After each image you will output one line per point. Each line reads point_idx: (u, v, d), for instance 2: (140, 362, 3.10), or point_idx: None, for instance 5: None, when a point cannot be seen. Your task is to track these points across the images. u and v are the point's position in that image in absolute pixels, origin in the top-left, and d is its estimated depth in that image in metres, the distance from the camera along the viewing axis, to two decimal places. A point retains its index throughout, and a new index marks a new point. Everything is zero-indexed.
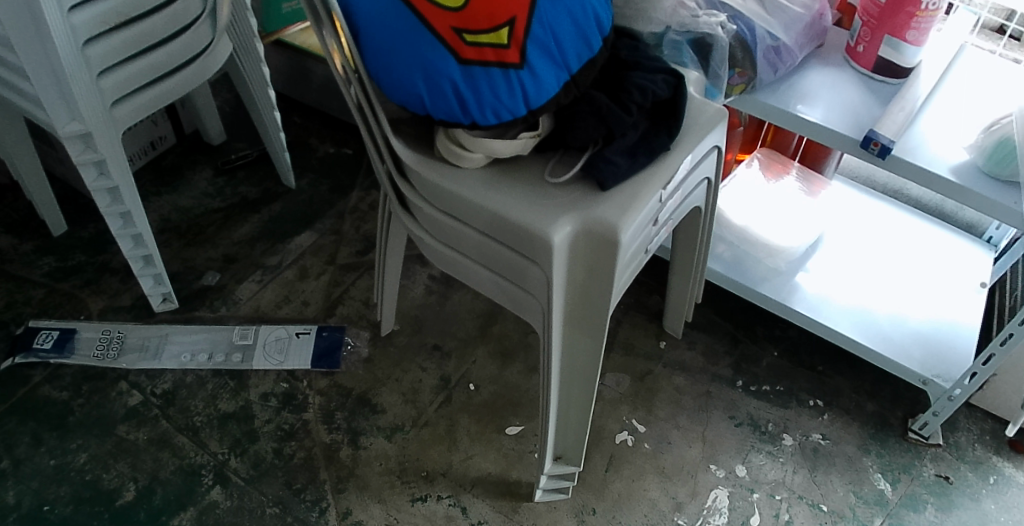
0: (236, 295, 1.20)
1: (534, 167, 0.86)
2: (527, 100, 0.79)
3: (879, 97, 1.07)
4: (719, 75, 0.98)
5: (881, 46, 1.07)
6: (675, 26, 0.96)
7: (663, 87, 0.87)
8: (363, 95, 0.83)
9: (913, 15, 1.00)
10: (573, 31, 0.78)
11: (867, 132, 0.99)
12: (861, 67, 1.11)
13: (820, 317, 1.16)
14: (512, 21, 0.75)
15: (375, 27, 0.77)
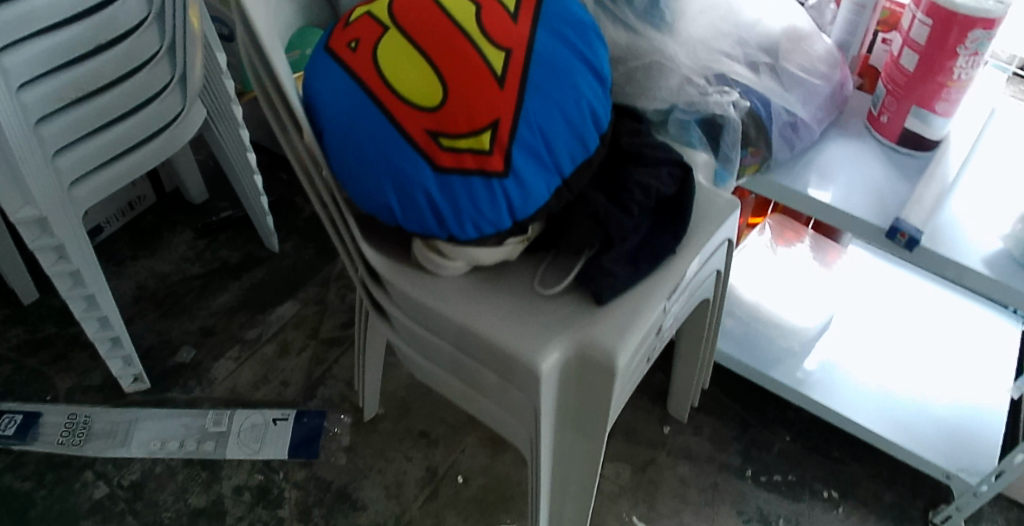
0: (211, 374, 1.13)
1: (523, 273, 0.77)
2: (513, 212, 0.69)
3: (904, 174, 0.98)
4: (730, 159, 0.89)
5: (908, 117, 0.97)
6: (682, 105, 0.87)
7: (669, 182, 0.79)
8: (330, 199, 0.74)
9: (944, 85, 0.92)
10: (565, 133, 0.70)
11: (894, 220, 0.90)
12: (884, 137, 1.02)
13: (834, 405, 1.07)
14: (495, 124, 0.66)
15: (342, 128, 0.69)
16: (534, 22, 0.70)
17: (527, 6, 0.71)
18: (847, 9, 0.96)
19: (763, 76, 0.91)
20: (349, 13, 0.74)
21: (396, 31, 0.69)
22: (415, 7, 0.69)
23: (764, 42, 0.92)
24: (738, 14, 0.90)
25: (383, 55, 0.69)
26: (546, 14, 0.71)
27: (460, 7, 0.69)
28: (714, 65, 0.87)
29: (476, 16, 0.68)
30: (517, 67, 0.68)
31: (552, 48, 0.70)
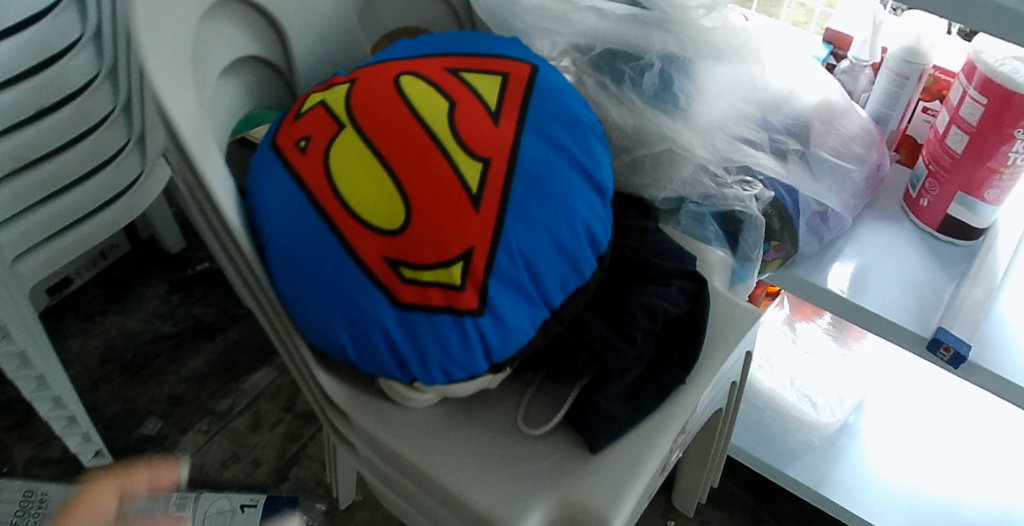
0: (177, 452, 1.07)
1: (506, 403, 0.67)
2: (490, 354, 0.58)
3: (950, 277, 0.89)
4: (749, 259, 0.80)
5: (952, 202, 0.88)
6: (696, 197, 0.78)
7: (679, 300, 0.69)
8: (274, 318, 0.63)
9: (996, 171, 0.81)
10: (555, 260, 0.58)
11: (937, 331, 0.81)
12: (924, 223, 0.93)
13: (852, 506, 0.98)
14: (467, 254, 0.55)
15: (287, 247, 0.59)
16: (519, 122, 0.59)
17: (512, 102, 0.59)
18: (886, 78, 0.88)
19: (792, 166, 0.80)
20: (303, 101, 0.64)
21: (353, 132, 0.59)
22: (378, 103, 0.59)
23: (794, 125, 0.80)
24: (769, 93, 0.78)
25: (338, 161, 0.58)
26: (534, 110, 0.59)
27: (429, 106, 0.58)
28: (738, 157, 0.74)
29: (449, 117, 0.57)
30: (498, 180, 0.56)
31: (540, 154, 0.58)
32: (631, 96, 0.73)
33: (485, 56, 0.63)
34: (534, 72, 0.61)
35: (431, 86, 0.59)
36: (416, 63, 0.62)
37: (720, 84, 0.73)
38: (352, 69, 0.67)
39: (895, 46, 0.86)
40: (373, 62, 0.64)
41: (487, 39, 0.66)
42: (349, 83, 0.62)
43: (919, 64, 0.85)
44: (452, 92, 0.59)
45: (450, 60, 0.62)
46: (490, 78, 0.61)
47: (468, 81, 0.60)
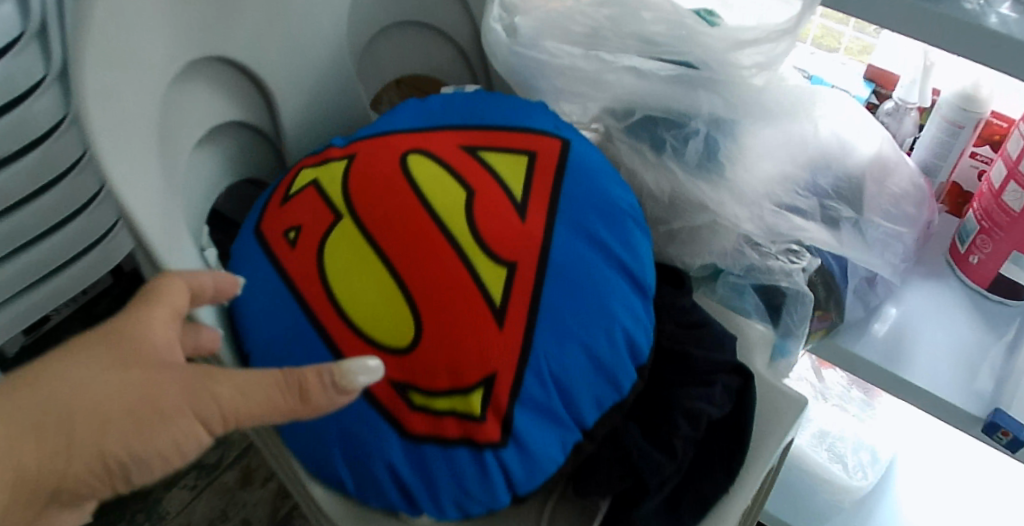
0: (163, 507, 1.09)
1: (525, 517, 0.60)
2: (513, 486, 0.50)
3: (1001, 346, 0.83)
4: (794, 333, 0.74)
5: (1004, 262, 0.80)
6: (737, 268, 0.71)
7: (724, 401, 0.62)
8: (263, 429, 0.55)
9: None
10: (591, 379, 0.50)
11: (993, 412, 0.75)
12: (972, 281, 0.86)
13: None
14: (489, 379, 0.47)
15: (276, 359, 0.50)
16: (549, 215, 0.50)
17: (541, 190, 0.50)
18: (938, 125, 0.81)
19: (845, 235, 0.72)
20: (293, 177, 0.55)
21: (353, 226, 0.50)
22: (381, 191, 0.50)
23: (844, 186, 0.73)
24: (817, 152, 0.70)
25: (334, 260, 0.49)
26: (566, 200, 0.51)
27: (443, 196, 0.49)
28: (791, 231, 0.67)
29: (467, 211, 0.49)
30: (525, 289, 0.48)
31: (574, 255, 0.49)
32: (673, 168, 0.64)
33: (505, 128, 0.54)
34: (565, 151, 0.53)
35: (444, 171, 0.50)
36: (425, 138, 0.53)
37: (767, 152, 0.65)
38: (350, 135, 0.58)
39: (947, 91, 0.80)
40: (375, 133, 0.55)
41: (507, 103, 0.57)
42: (346, 161, 0.53)
43: (975, 113, 0.78)
44: (469, 178, 0.50)
45: (466, 134, 0.53)
46: (514, 159, 0.52)
47: (489, 163, 0.51)
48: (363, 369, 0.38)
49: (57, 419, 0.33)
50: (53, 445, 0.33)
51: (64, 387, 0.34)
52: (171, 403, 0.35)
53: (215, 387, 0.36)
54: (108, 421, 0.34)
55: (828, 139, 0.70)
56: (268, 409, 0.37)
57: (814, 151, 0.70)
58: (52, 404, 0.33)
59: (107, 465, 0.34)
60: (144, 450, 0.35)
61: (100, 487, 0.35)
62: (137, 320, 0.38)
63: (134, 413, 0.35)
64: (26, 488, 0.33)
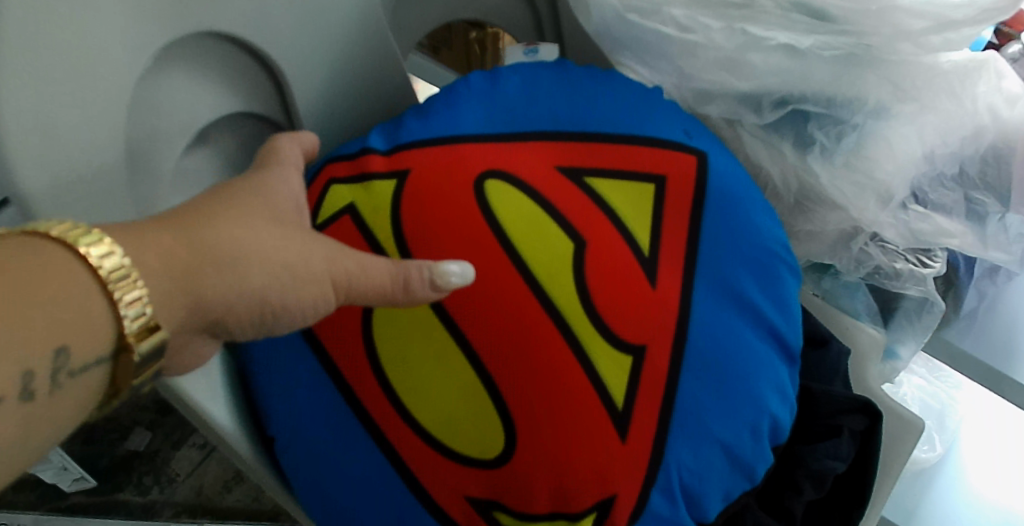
0: (171, 468, 0.98)
1: None
2: None
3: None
4: (905, 341, 0.64)
5: None
6: (845, 268, 0.59)
7: (852, 453, 0.51)
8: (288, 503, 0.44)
9: None
10: (724, 481, 0.38)
11: None
12: None
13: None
14: (605, 503, 0.35)
15: (314, 454, 0.39)
16: (686, 276, 0.38)
17: (675, 237, 0.38)
18: None
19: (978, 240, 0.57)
20: (319, 197, 0.41)
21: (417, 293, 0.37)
22: (453, 235, 0.37)
23: (991, 170, 0.56)
24: (966, 133, 0.54)
25: (390, 335, 0.37)
26: (706, 250, 0.38)
27: (543, 256, 0.36)
28: (927, 239, 0.54)
29: (580, 275, 0.36)
30: (654, 385, 0.36)
31: (718, 327, 0.37)
32: (817, 167, 0.49)
33: (617, 140, 0.41)
34: (704, 175, 0.40)
35: (542, 210, 0.38)
36: (508, 153, 0.40)
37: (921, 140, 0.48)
38: (386, 130, 0.44)
39: None
40: (430, 139, 0.41)
41: (606, 98, 0.43)
42: (396, 180, 0.40)
43: None
44: (578, 223, 0.37)
45: (557, 150, 0.40)
46: (633, 187, 0.39)
47: (601, 196, 0.39)
48: (458, 269, 0.35)
49: (221, 257, 0.32)
50: (222, 278, 0.32)
51: (230, 231, 0.33)
52: (315, 262, 0.35)
53: (354, 258, 0.36)
54: (265, 265, 0.34)
55: (983, 118, 0.54)
56: (380, 299, 0.35)
57: (964, 131, 0.54)
58: (212, 243, 0.32)
59: (263, 310, 0.34)
60: (288, 301, 0.34)
61: (248, 330, 0.35)
62: (276, 180, 0.38)
63: (290, 263, 0.34)
64: (184, 273, 0.31)
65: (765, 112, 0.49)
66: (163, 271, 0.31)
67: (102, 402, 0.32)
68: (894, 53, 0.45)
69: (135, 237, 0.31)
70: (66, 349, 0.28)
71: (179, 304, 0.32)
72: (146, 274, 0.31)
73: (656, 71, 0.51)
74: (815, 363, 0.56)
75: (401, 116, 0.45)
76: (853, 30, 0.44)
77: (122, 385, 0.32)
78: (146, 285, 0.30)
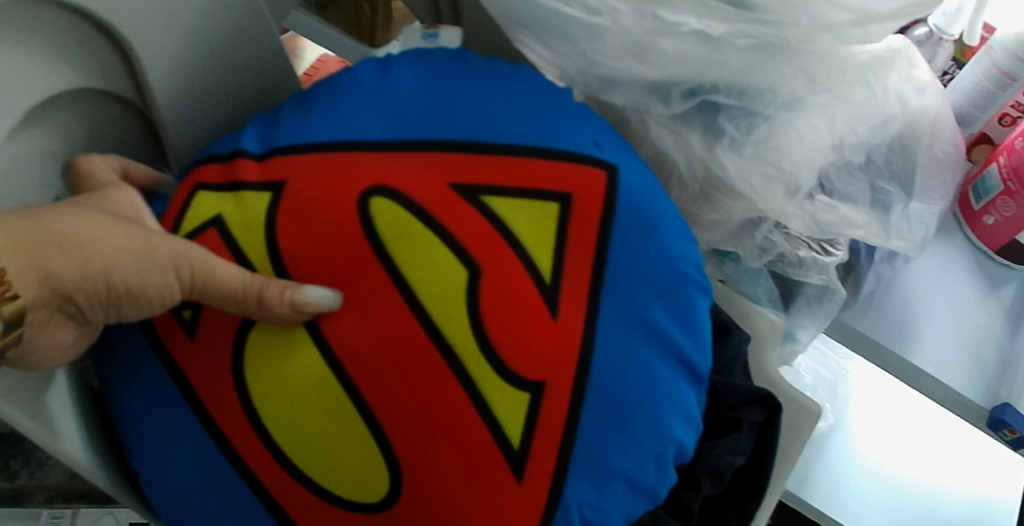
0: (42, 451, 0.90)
1: None
2: None
3: (1020, 312, 0.67)
4: (803, 325, 0.62)
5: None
6: (748, 255, 0.57)
7: (750, 446, 0.50)
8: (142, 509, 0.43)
9: None
10: (625, 506, 0.39)
11: (1001, 404, 0.60)
12: (982, 243, 0.68)
13: (836, 512, 0.86)
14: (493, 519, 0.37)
15: (213, 464, 0.39)
16: (587, 301, 0.40)
17: (583, 264, 0.40)
18: (984, 69, 0.64)
19: (889, 232, 0.57)
20: (184, 202, 0.43)
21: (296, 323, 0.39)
22: (331, 255, 0.40)
23: (896, 159, 0.58)
24: (871, 125, 0.53)
25: (258, 356, 0.39)
26: (611, 279, 0.40)
27: (428, 277, 0.39)
28: (843, 228, 0.52)
29: (472, 300, 0.39)
30: (554, 420, 0.38)
31: (620, 349, 0.39)
32: (725, 160, 0.47)
33: (523, 153, 0.42)
34: (610, 193, 0.42)
35: (428, 228, 0.40)
36: (399, 167, 0.41)
37: (826, 128, 0.46)
38: (265, 125, 0.46)
39: (1006, 29, 0.62)
40: (306, 144, 0.43)
41: (508, 99, 0.44)
42: (270, 193, 0.42)
43: None
44: (471, 245, 0.40)
45: (449, 163, 0.42)
46: (537, 207, 0.41)
47: (497, 211, 0.41)
48: (322, 294, 0.39)
49: (72, 240, 0.33)
50: (75, 259, 0.33)
51: (83, 222, 0.34)
52: (165, 250, 0.36)
53: (213, 261, 0.38)
54: (117, 247, 0.34)
55: (892, 106, 0.53)
56: (233, 304, 0.38)
57: (874, 119, 0.52)
58: (59, 228, 0.33)
59: (111, 292, 0.35)
60: (140, 286, 0.36)
61: (99, 309, 0.35)
62: (117, 181, 0.39)
63: (141, 248, 0.35)
64: (37, 248, 0.32)
65: (674, 103, 0.47)
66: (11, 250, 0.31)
67: None
68: (812, 44, 0.42)
69: None
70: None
71: (33, 281, 0.32)
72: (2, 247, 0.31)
73: (559, 55, 0.48)
74: (715, 352, 0.55)
75: (282, 108, 0.46)
76: (772, 21, 0.41)
77: None
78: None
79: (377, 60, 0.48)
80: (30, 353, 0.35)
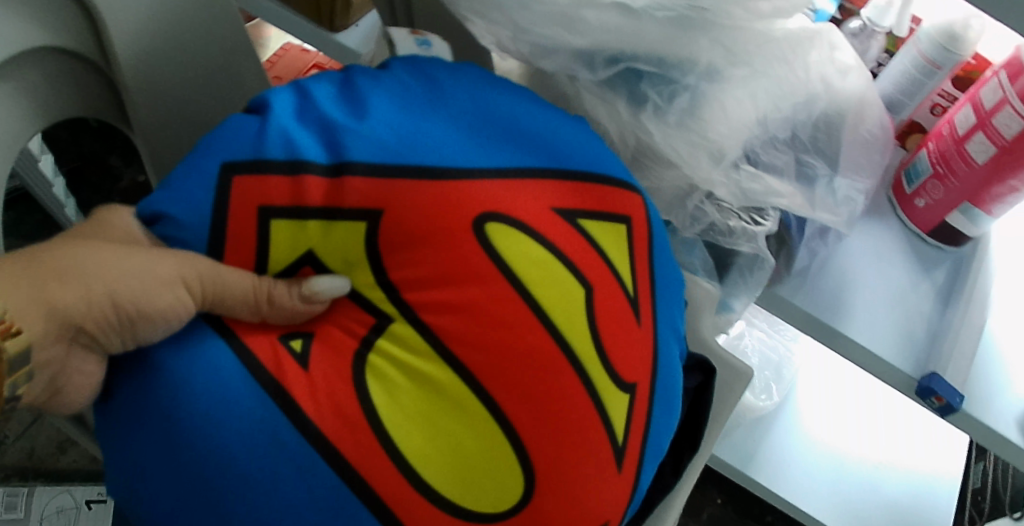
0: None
1: None
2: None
3: (950, 290, 0.70)
4: (734, 294, 0.67)
5: (952, 211, 0.66)
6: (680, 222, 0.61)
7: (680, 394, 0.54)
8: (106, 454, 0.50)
9: (1015, 189, 0.60)
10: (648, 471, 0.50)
11: (931, 372, 0.65)
12: (915, 225, 0.71)
13: (780, 490, 0.92)
14: (531, 470, 0.42)
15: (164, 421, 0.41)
16: (653, 325, 0.48)
17: (644, 283, 0.49)
18: (911, 59, 0.67)
19: (814, 202, 0.61)
20: (261, 237, 0.42)
21: (421, 342, 0.43)
22: (457, 279, 0.43)
23: (821, 134, 0.61)
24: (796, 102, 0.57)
25: (398, 377, 0.42)
26: (659, 303, 0.50)
27: (554, 296, 0.43)
28: (764, 198, 0.56)
29: (589, 316, 0.44)
30: (639, 416, 0.47)
31: (668, 366, 0.49)
32: (651, 126, 0.51)
33: (591, 181, 0.47)
34: (649, 221, 0.50)
35: (555, 260, 0.44)
36: (505, 192, 0.44)
37: (753, 101, 0.51)
38: (316, 128, 0.44)
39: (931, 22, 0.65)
40: (391, 163, 0.42)
41: (548, 122, 0.48)
42: (368, 223, 0.43)
43: (958, 56, 0.64)
44: (581, 267, 0.45)
45: (547, 189, 0.46)
46: (613, 229, 0.47)
47: (594, 239, 0.46)
48: (331, 282, 0.42)
49: (71, 269, 0.36)
50: (75, 288, 0.35)
51: (79, 251, 0.36)
52: (169, 266, 0.38)
53: (221, 268, 0.40)
54: (118, 270, 0.37)
55: (814, 85, 0.57)
56: (243, 307, 0.41)
57: (799, 96, 0.57)
58: (61, 262, 0.36)
59: (120, 315, 0.37)
60: (150, 306, 0.38)
61: (117, 336, 0.38)
62: (111, 215, 0.41)
63: (147, 266, 0.38)
64: (42, 282, 0.35)
65: (598, 69, 0.51)
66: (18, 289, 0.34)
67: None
68: (727, 17, 0.47)
69: None
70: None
71: (40, 316, 0.35)
72: (6, 291, 0.34)
73: (495, 27, 0.50)
74: None
75: (334, 111, 0.45)
76: None
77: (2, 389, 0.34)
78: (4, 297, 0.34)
79: (400, 65, 0.49)
80: (63, 389, 0.38)
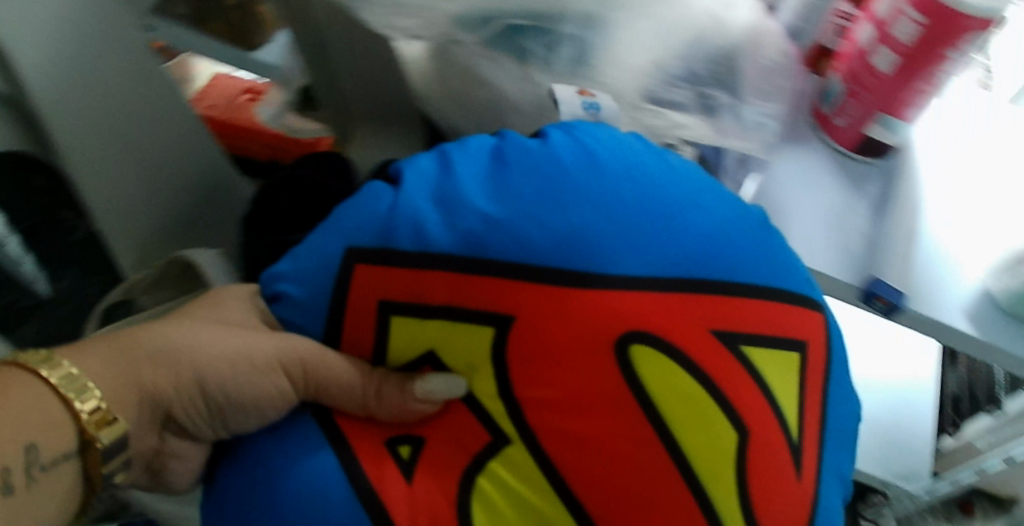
0: None
1: None
2: None
3: (886, 197, 0.57)
4: None
5: (870, 123, 0.55)
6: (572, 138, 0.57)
7: None
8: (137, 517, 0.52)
9: (928, 92, 0.51)
10: None
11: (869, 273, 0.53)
12: (835, 142, 0.58)
13: None
14: None
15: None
16: (821, 461, 0.42)
17: (812, 410, 0.42)
18: None
19: (723, 127, 0.58)
20: (381, 327, 0.41)
21: (527, 457, 0.40)
22: (607, 423, 0.39)
23: (720, 66, 0.57)
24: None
25: (507, 508, 0.40)
26: (833, 425, 0.43)
27: (704, 449, 0.39)
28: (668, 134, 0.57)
29: (739, 468, 0.39)
30: None
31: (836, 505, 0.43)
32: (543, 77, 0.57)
33: (745, 290, 0.41)
34: (828, 342, 0.43)
35: (705, 392, 0.39)
36: (633, 299, 0.39)
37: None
38: (443, 207, 0.40)
39: None
40: (535, 261, 0.39)
41: (684, 193, 0.42)
42: (496, 330, 0.40)
43: None
44: (739, 408, 0.39)
45: (691, 302, 0.40)
46: (781, 355, 0.41)
47: (756, 367, 0.40)
48: (445, 383, 0.41)
49: (172, 353, 0.38)
50: (185, 376, 0.38)
51: (178, 337, 0.39)
52: (262, 351, 0.39)
53: (340, 358, 0.40)
54: (215, 351, 0.39)
55: (699, 21, 0.55)
56: (353, 402, 0.40)
57: (685, 34, 0.55)
58: (153, 343, 0.38)
59: (206, 402, 0.39)
60: (236, 392, 0.39)
61: (201, 421, 0.40)
62: (236, 288, 0.43)
63: (236, 351, 0.39)
64: (134, 367, 0.38)
65: (479, 30, 0.56)
66: (124, 368, 0.38)
67: (85, 499, 0.38)
68: None
69: (116, 343, 0.38)
70: (32, 445, 0.34)
71: (131, 400, 0.38)
72: (98, 371, 0.37)
73: None
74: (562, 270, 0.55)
75: (512, 188, 0.41)
76: None
77: (94, 474, 0.37)
78: (104, 385, 0.37)
79: (559, 133, 0.43)
80: (171, 475, 0.42)
